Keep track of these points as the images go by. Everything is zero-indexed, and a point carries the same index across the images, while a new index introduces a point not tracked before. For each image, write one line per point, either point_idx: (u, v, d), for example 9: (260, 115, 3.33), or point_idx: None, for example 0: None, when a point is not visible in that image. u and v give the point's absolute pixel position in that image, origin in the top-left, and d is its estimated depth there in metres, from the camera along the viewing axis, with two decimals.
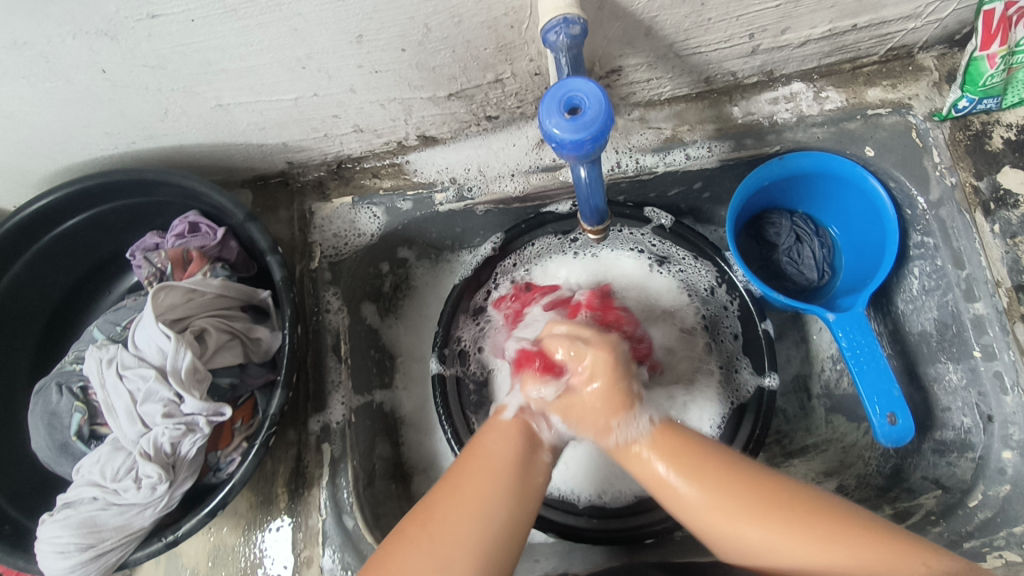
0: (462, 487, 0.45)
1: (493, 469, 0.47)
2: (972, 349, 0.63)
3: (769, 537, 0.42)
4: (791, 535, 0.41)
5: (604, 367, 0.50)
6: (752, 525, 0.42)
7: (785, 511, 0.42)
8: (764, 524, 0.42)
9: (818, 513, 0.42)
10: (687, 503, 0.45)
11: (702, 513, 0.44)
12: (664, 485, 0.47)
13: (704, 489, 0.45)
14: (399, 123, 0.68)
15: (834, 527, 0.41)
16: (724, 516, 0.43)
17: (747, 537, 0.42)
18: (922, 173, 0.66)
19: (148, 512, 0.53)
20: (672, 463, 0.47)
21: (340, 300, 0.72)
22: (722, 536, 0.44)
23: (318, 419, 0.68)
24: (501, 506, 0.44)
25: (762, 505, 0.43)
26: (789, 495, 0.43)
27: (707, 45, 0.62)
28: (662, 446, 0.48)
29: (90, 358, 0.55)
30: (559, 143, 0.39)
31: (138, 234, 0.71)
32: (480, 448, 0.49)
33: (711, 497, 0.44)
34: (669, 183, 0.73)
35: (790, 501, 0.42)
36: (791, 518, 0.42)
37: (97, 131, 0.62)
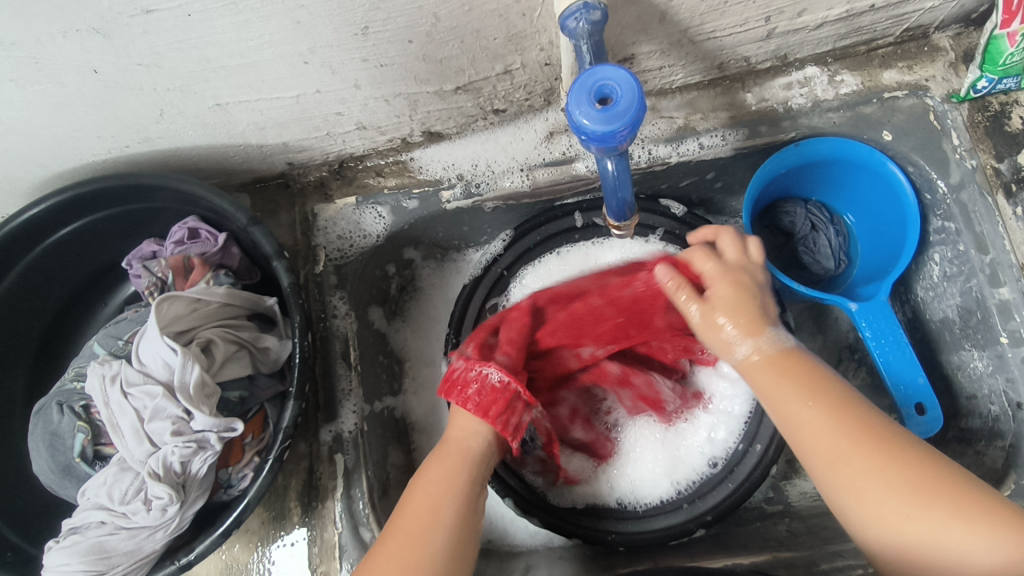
0: (430, 487, 0.53)
1: (457, 459, 0.55)
2: (999, 335, 0.61)
3: (862, 470, 0.45)
4: (886, 479, 0.44)
5: (740, 305, 0.54)
6: (858, 465, 0.45)
7: (891, 454, 0.45)
8: (856, 462, 0.45)
9: (901, 463, 0.44)
10: (800, 416, 0.49)
11: (808, 433, 0.48)
12: (788, 403, 0.49)
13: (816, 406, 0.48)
14: (404, 119, 0.65)
15: (939, 482, 0.43)
16: (829, 443, 0.47)
17: (843, 475, 0.46)
18: (942, 157, 0.65)
19: (159, 534, 0.51)
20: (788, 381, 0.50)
21: (348, 304, 0.70)
22: (816, 455, 0.47)
23: (330, 429, 0.66)
24: (452, 500, 0.52)
25: (869, 446, 0.45)
26: (887, 435, 0.46)
27: (721, 30, 0.60)
28: (785, 360, 0.51)
29: (93, 375, 0.52)
30: (589, 135, 0.37)
31: (134, 242, 0.68)
32: (451, 435, 0.57)
33: (820, 420, 0.47)
34: (681, 174, 0.71)
35: (888, 444, 0.45)
36: (875, 457, 0.45)
37: (89, 135, 0.59)
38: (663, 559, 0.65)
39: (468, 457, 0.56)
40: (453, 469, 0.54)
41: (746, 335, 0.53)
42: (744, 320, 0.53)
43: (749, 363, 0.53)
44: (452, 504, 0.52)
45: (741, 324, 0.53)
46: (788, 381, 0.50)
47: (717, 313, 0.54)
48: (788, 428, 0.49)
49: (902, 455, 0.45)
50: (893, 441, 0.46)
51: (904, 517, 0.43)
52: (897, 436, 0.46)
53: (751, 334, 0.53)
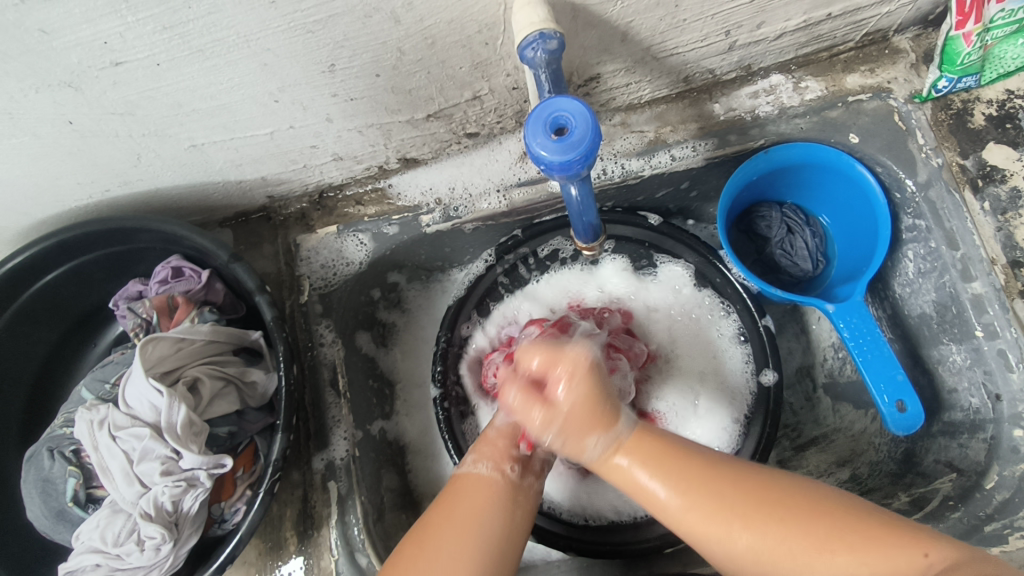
0: (451, 515, 0.49)
1: (485, 493, 0.51)
2: (973, 329, 0.62)
3: (752, 540, 0.42)
4: (775, 535, 0.42)
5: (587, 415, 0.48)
6: (728, 527, 0.43)
7: (771, 512, 0.42)
8: (728, 518, 0.43)
9: (779, 519, 0.42)
10: (665, 508, 0.45)
11: (693, 518, 0.44)
12: (647, 492, 0.46)
13: (680, 491, 0.45)
14: (379, 148, 0.66)
15: (816, 523, 0.42)
16: (699, 518, 0.44)
17: (737, 541, 0.43)
18: (908, 156, 0.66)
19: (155, 573, 0.52)
20: (653, 470, 0.46)
21: (334, 332, 0.71)
22: (712, 539, 0.44)
23: (321, 457, 0.66)
24: (496, 521, 0.49)
25: (752, 511, 0.43)
26: (749, 484, 0.44)
27: (683, 46, 0.61)
28: (652, 448, 0.47)
29: (80, 421, 0.53)
30: (548, 165, 0.38)
31: (120, 283, 0.69)
32: (466, 472, 0.54)
33: (687, 504, 0.44)
34: (656, 186, 0.73)
35: (775, 497, 0.43)
36: (768, 514, 0.42)
37: (69, 183, 0.60)
38: (659, 567, 0.65)
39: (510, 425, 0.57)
40: (499, 455, 0.54)
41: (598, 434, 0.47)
42: (585, 391, 0.48)
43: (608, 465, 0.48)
44: (496, 517, 0.50)
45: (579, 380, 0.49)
46: (659, 470, 0.46)
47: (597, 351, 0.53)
48: (661, 518, 0.46)
49: (769, 502, 0.43)
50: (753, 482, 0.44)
51: (805, 567, 0.41)
52: (754, 483, 0.44)
53: (603, 432, 0.48)
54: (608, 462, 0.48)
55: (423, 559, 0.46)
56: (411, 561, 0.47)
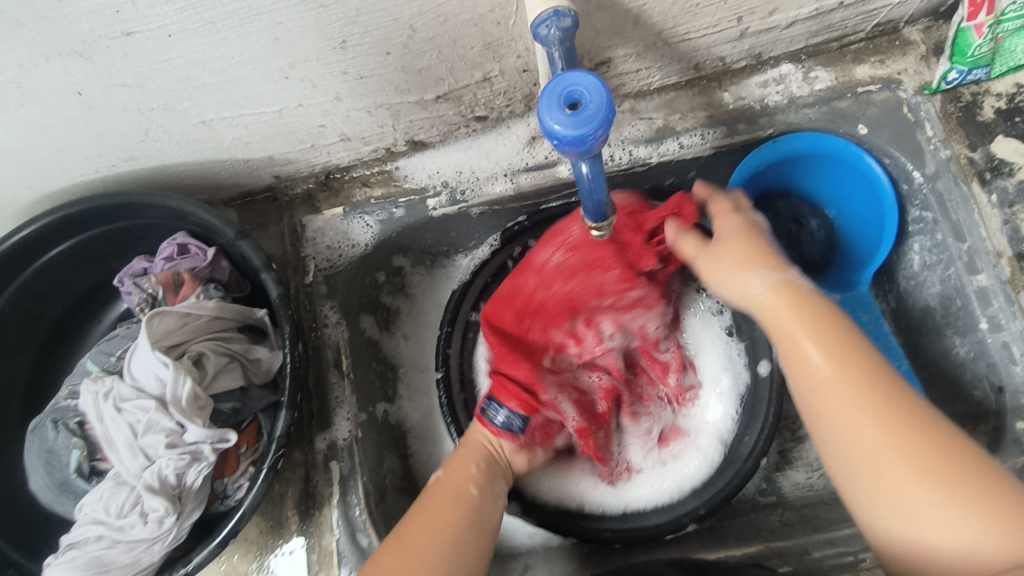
0: (410, 545, 0.51)
1: (444, 532, 0.52)
2: (979, 321, 0.62)
3: (881, 452, 0.41)
4: (897, 458, 0.40)
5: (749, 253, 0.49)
6: (868, 427, 0.41)
7: (884, 412, 0.41)
8: (864, 413, 0.41)
9: (924, 450, 0.40)
10: (813, 376, 0.44)
11: (817, 394, 0.43)
12: (800, 351, 0.45)
13: (837, 367, 0.43)
14: (387, 129, 0.66)
15: (981, 481, 0.38)
16: (835, 402, 0.42)
17: (889, 472, 0.40)
18: (916, 148, 0.66)
19: (157, 546, 0.51)
20: (816, 338, 0.44)
21: (338, 313, 0.70)
22: (831, 421, 0.43)
23: (324, 437, 0.66)
24: (461, 522, 0.53)
25: (907, 431, 0.41)
26: (915, 417, 0.41)
27: (695, 32, 0.61)
28: (804, 312, 0.45)
29: (86, 393, 0.53)
30: (560, 139, 0.38)
31: (125, 260, 0.69)
32: (432, 505, 0.55)
33: (837, 379, 0.43)
34: (663, 174, 0.72)
35: (907, 417, 0.41)
36: (898, 426, 0.41)
37: (76, 156, 0.60)
38: (658, 552, 0.65)
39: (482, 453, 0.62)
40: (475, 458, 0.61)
41: (755, 277, 0.47)
42: (742, 257, 0.49)
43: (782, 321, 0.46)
44: (452, 551, 0.51)
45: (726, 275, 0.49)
46: (824, 337, 0.44)
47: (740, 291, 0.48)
48: (800, 383, 0.45)
49: (930, 442, 0.40)
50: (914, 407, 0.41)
51: (930, 493, 0.39)
52: (919, 413, 0.41)
53: (765, 270, 0.47)
54: (761, 302, 0.47)
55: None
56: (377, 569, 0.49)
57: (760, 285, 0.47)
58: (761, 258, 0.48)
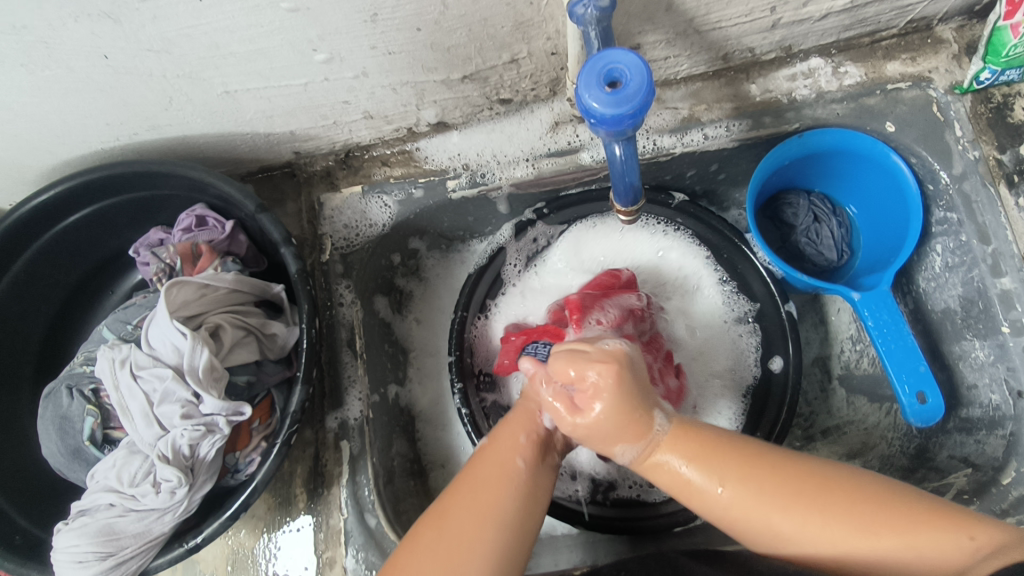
0: (469, 493, 0.46)
1: (505, 472, 0.48)
2: (1000, 324, 0.62)
3: (795, 523, 0.42)
4: (811, 517, 0.42)
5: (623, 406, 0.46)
6: (770, 504, 0.43)
7: (768, 485, 0.43)
8: (767, 497, 0.43)
9: (808, 503, 0.42)
10: (717, 502, 0.45)
11: (712, 502, 0.45)
12: (669, 467, 0.46)
13: (731, 488, 0.44)
14: (411, 109, 0.66)
15: (904, 516, 0.41)
16: (720, 500, 0.44)
17: (780, 527, 0.43)
18: (944, 148, 0.65)
19: (168, 517, 0.51)
20: (693, 461, 0.46)
21: (354, 292, 0.70)
22: (754, 528, 0.44)
23: (335, 416, 0.66)
24: (518, 496, 0.47)
25: (792, 499, 0.43)
26: (772, 462, 0.44)
27: (727, 20, 0.60)
28: (688, 440, 0.47)
29: (102, 359, 0.52)
30: (599, 118, 0.37)
31: (141, 230, 0.69)
32: (491, 451, 0.50)
33: (741, 499, 0.44)
34: (686, 165, 0.72)
35: (800, 473, 0.43)
36: (798, 495, 0.43)
37: (97, 122, 0.59)
38: (666, 544, 0.65)
39: (542, 412, 0.53)
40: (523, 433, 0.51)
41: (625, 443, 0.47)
42: (606, 431, 0.47)
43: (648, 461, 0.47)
44: (514, 494, 0.47)
45: (630, 442, 0.47)
46: (684, 444, 0.46)
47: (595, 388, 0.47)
48: (688, 493, 0.46)
49: (831, 482, 0.43)
50: (786, 466, 0.44)
51: (842, 539, 0.41)
52: (779, 457, 0.45)
53: (630, 441, 0.47)
54: (647, 462, 0.47)
55: (448, 528, 0.44)
56: (430, 531, 0.45)
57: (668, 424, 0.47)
58: (636, 428, 0.47)
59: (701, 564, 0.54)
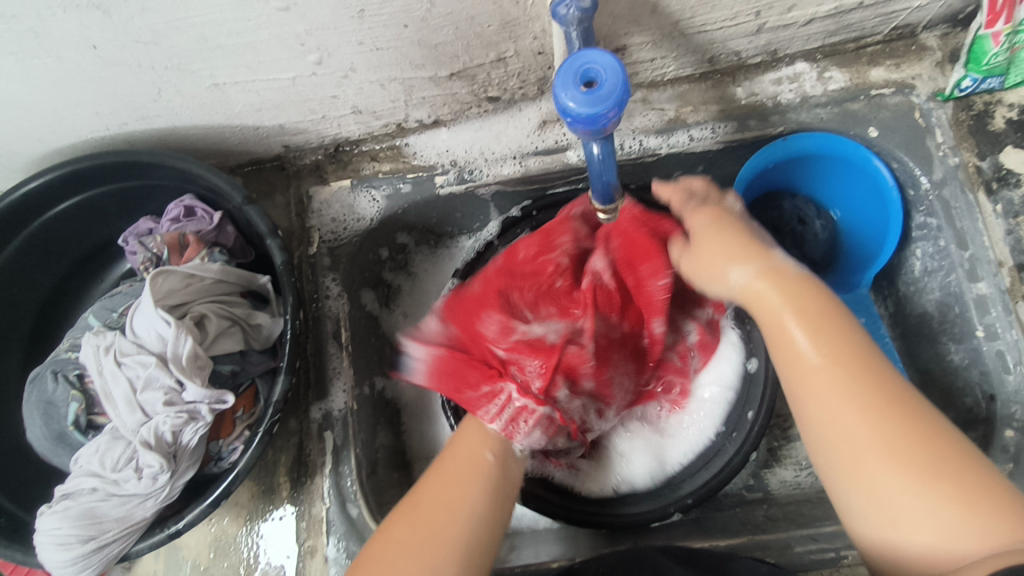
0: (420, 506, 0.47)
1: (475, 471, 0.50)
2: (974, 329, 0.63)
3: (877, 453, 0.39)
4: (888, 456, 0.38)
5: (737, 247, 0.47)
6: (841, 400, 0.40)
7: (887, 413, 0.39)
8: (848, 393, 0.40)
9: (898, 429, 0.39)
10: (803, 366, 0.42)
11: (825, 416, 0.41)
12: (786, 336, 0.43)
13: (827, 357, 0.41)
14: (399, 104, 0.66)
15: (953, 465, 0.37)
16: (818, 380, 0.41)
17: (846, 421, 0.40)
18: (925, 154, 0.66)
19: (149, 502, 0.52)
20: (807, 324, 0.43)
21: (340, 286, 0.71)
22: (812, 413, 0.42)
23: (319, 407, 0.67)
24: (479, 501, 0.48)
25: (883, 409, 0.39)
26: (874, 373, 0.41)
27: (712, 24, 0.61)
28: (803, 293, 0.44)
29: (88, 345, 0.53)
30: (574, 117, 0.38)
31: (130, 220, 0.69)
32: (462, 445, 0.53)
33: (831, 376, 0.41)
34: (672, 166, 0.72)
35: (914, 437, 0.38)
36: (879, 420, 0.39)
37: (87, 112, 0.60)
38: (643, 539, 0.66)
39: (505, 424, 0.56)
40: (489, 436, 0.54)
41: (742, 262, 0.46)
42: (731, 247, 0.47)
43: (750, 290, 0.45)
44: (477, 501, 0.48)
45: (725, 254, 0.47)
46: (787, 299, 0.44)
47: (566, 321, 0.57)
48: (790, 371, 0.43)
49: (929, 450, 0.38)
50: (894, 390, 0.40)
51: (901, 483, 0.38)
52: (881, 375, 0.41)
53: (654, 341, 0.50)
54: (750, 291, 0.46)
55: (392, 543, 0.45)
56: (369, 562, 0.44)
57: (793, 265, 0.46)
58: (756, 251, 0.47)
59: (672, 558, 0.56)
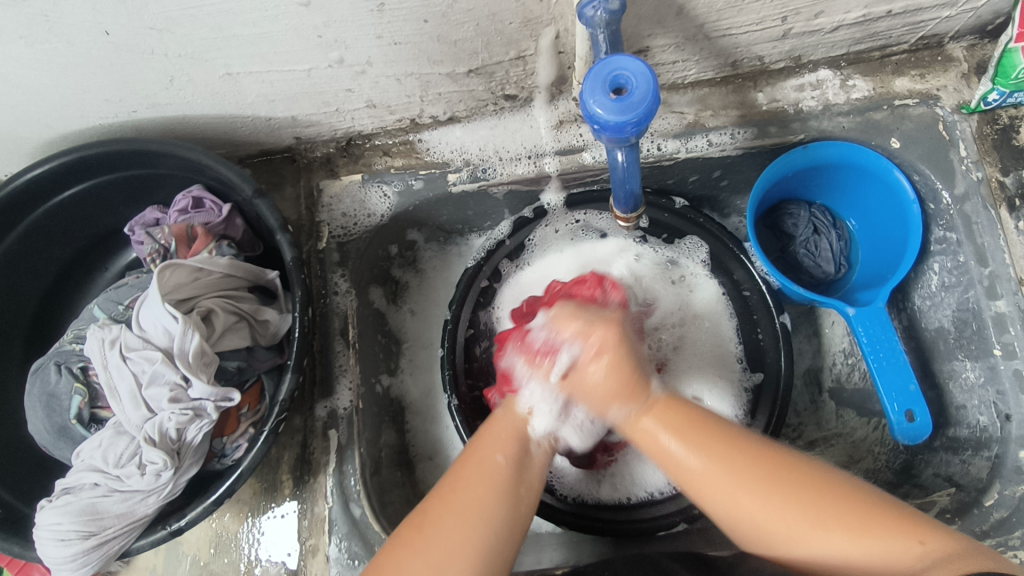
0: (444, 513, 0.45)
1: (490, 479, 0.47)
2: (992, 347, 0.62)
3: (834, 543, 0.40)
4: (784, 504, 0.42)
5: (625, 385, 0.48)
6: (734, 484, 0.43)
7: (777, 473, 0.43)
8: (739, 478, 0.43)
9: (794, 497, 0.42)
10: (687, 473, 0.45)
11: (698, 485, 0.45)
12: (665, 451, 0.47)
13: (703, 457, 0.45)
14: (414, 100, 0.65)
15: (844, 498, 0.42)
16: (716, 476, 0.44)
17: (744, 503, 0.43)
18: (948, 167, 0.65)
19: (151, 499, 0.51)
20: (675, 434, 0.46)
21: (349, 282, 0.70)
22: (720, 503, 0.44)
23: (324, 405, 0.66)
24: (500, 507, 0.46)
25: (761, 474, 0.43)
26: (721, 432, 0.46)
27: (737, 28, 0.60)
28: (678, 414, 0.48)
29: (93, 338, 0.52)
30: (601, 124, 0.36)
31: (136, 209, 0.68)
32: (475, 452, 0.50)
33: (711, 471, 0.44)
34: (688, 171, 0.71)
35: (785, 478, 0.43)
36: (786, 492, 0.42)
37: (96, 98, 0.59)
38: (647, 548, 0.65)
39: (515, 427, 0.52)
40: (508, 437, 0.51)
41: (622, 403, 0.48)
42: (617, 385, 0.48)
43: (637, 426, 0.48)
44: (500, 513, 0.46)
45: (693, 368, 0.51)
46: (673, 428, 0.47)
47: (601, 360, 0.49)
48: (676, 475, 0.47)
49: (794, 475, 0.43)
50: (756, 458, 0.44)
51: (787, 526, 0.42)
52: (763, 451, 0.45)
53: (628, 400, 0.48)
54: (637, 428, 0.48)
55: (431, 539, 0.44)
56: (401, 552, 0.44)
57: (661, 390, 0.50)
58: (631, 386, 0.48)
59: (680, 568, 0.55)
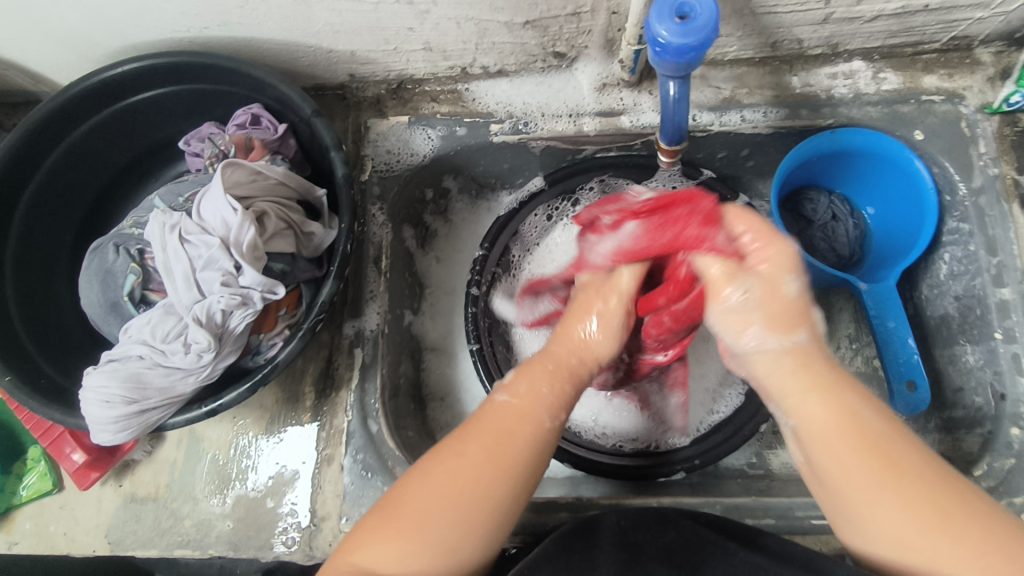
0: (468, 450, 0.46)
1: (528, 414, 0.49)
2: (994, 331, 0.65)
3: (897, 521, 0.40)
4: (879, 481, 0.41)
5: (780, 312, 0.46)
6: (853, 464, 0.42)
7: (892, 458, 0.41)
8: (857, 463, 0.42)
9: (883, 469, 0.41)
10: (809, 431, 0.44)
11: (818, 431, 0.44)
12: (803, 405, 0.45)
13: (834, 415, 0.43)
14: (469, 47, 0.69)
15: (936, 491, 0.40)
16: (832, 443, 0.43)
17: (858, 486, 0.42)
18: (967, 161, 0.68)
19: (190, 379, 0.54)
20: (826, 390, 0.44)
21: (386, 215, 0.73)
22: (836, 492, 0.43)
23: (353, 324, 0.69)
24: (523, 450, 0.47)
25: (863, 443, 0.42)
26: (856, 409, 0.43)
27: (783, 6, 0.63)
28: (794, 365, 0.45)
29: (154, 223, 0.55)
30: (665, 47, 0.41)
31: (193, 124, 0.72)
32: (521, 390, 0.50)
33: (839, 433, 0.43)
34: (718, 146, 0.74)
35: (893, 452, 0.42)
36: (884, 468, 0.41)
37: (173, 10, 0.62)
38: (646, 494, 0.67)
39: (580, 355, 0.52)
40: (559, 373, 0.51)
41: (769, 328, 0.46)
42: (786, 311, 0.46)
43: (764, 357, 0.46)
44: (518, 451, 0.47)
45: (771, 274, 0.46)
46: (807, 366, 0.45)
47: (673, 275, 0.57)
48: (808, 433, 0.44)
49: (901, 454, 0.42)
50: (879, 432, 0.43)
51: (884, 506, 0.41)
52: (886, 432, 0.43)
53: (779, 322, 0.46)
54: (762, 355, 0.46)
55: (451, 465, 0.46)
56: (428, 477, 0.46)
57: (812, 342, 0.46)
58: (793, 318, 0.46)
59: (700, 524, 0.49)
